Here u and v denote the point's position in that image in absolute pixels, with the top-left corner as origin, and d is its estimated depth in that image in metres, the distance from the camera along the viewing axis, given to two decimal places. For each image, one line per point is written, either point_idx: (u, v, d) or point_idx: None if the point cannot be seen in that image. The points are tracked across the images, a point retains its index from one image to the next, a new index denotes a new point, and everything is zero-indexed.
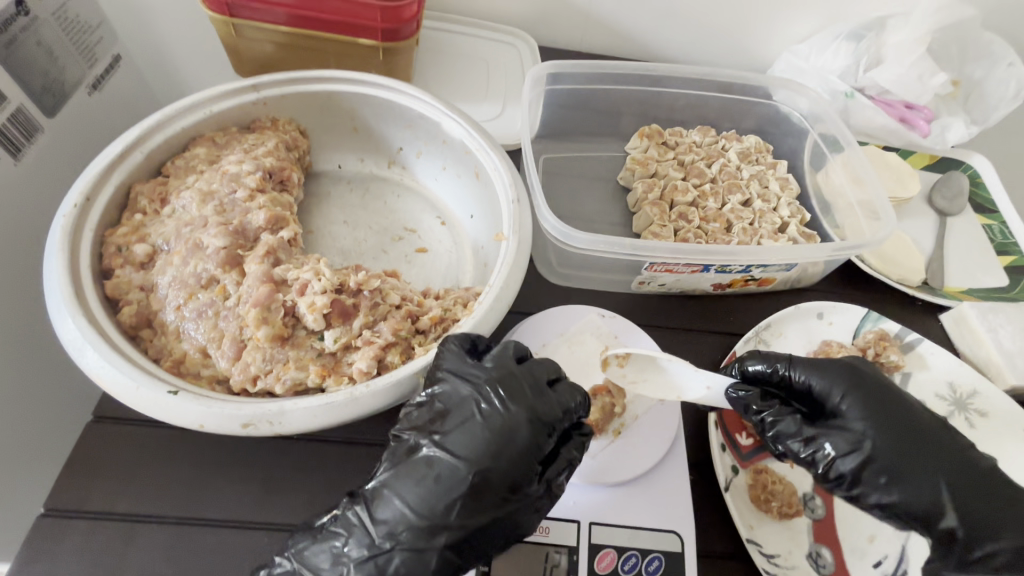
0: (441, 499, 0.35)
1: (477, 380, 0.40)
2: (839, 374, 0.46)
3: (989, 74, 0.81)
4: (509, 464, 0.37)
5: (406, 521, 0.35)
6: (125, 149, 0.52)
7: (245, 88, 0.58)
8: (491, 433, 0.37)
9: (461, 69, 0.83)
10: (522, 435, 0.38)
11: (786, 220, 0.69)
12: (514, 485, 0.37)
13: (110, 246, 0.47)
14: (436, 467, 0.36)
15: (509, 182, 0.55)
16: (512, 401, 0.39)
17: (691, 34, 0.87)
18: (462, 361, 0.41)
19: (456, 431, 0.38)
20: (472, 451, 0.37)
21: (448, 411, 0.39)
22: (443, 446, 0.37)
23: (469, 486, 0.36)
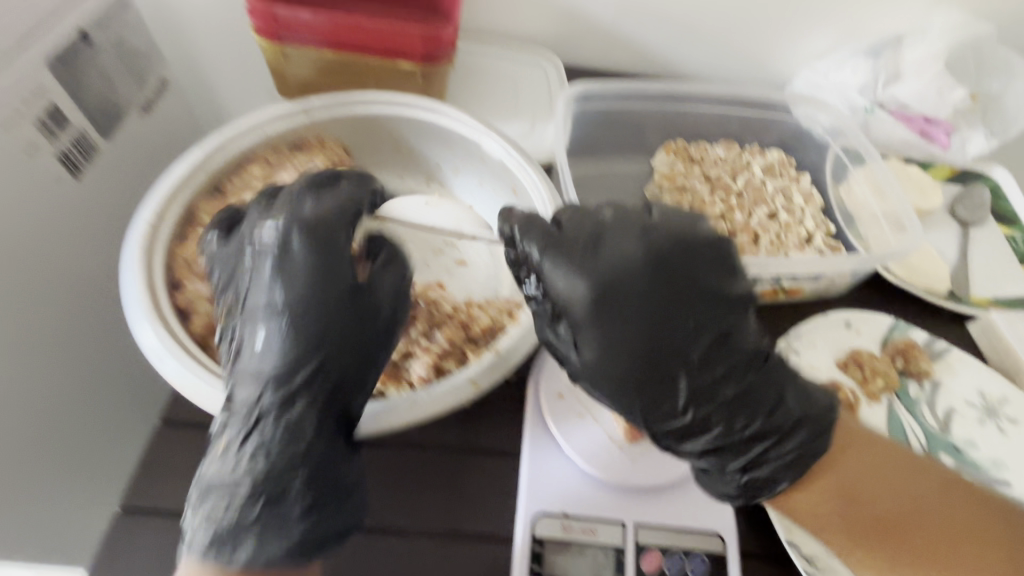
0: (288, 375, 0.42)
1: (265, 253, 0.43)
2: (568, 263, 0.41)
3: (1006, 88, 0.83)
4: (322, 315, 0.43)
5: (265, 398, 0.42)
6: (189, 170, 0.55)
7: (296, 111, 0.62)
8: (312, 298, 0.42)
9: (490, 88, 0.87)
10: (297, 273, 0.43)
11: (812, 231, 0.71)
12: (322, 317, 0.43)
13: (179, 260, 0.50)
14: (252, 334, 0.43)
15: (548, 199, 0.59)
16: (324, 273, 0.42)
17: (712, 52, 0.90)
18: (218, 243, 0.47)
19: (255, 302, 0.43)
20: (296, 319, 0.42)
21: (230, 288, 0.45)
22: (245, 319, 0.43)
23: (301, 353, 0.42)
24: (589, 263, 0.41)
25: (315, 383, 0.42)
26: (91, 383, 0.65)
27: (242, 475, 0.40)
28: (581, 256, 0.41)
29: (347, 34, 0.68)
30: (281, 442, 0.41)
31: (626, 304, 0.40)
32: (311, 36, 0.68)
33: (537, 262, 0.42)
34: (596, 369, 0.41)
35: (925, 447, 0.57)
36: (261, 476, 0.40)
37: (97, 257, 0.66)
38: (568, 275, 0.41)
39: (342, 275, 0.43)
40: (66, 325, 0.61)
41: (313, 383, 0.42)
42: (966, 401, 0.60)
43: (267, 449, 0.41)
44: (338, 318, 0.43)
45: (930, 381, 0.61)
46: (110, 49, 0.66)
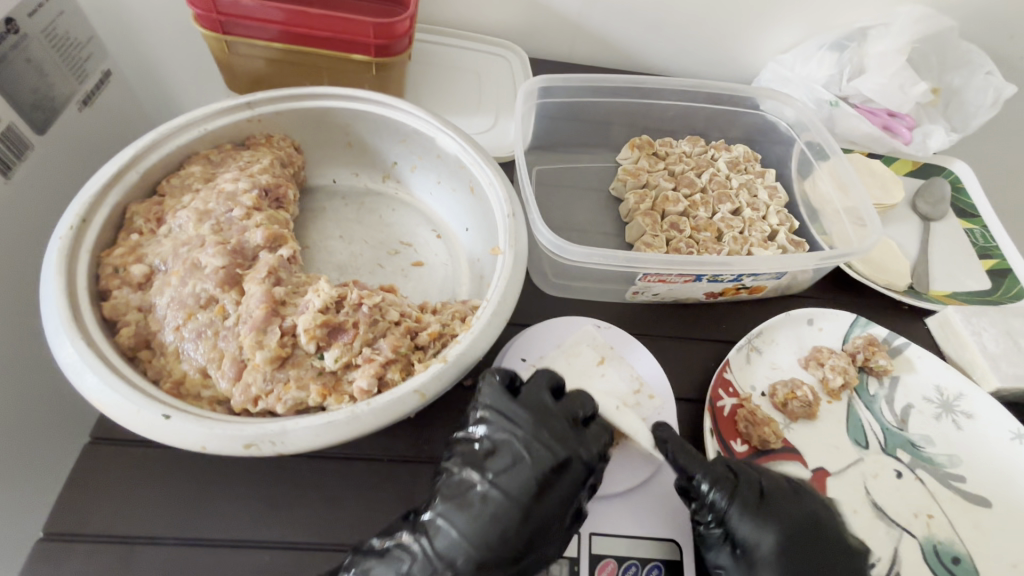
0: (497, 530, 0.39)
1: (515, 415, 0.43)
2: (765, 527, 0.43)
3: (968, 82, 0.83)
4: (558, 484, 0.42)
5: (470, 548, 0.38)
6: (121, 169, 0.52)
7: (239, 106, 0.59)
8: (534, 468, 0.41)
9: (453, 82, 0.84)
10: (545, 453, 0.42)
11: (776, 228, 0.70)
12: (559, 510, 0.41)
13: (107, 267, 0.47)
14: (490, 504, 0.39)
15: (504, 197, 0.56)
16: (558, 440, 0.43)
17: (680, 44, 0.88)
18: (501, 397, 0.44)
19: (502, 470, 0.41)
20: (543, 484, 0.41)
21: (494, 450, 0.42)
22: (496, 484, 0.40)
23: (523, 513, 0.39)
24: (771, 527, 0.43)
25: (531, 534, 0.40)
26: (36, 395, 0.62)
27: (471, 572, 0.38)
28: (769, 513, 0.44)
29: (298, 24, 0.64)
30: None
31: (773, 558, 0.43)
32: (266, 26, 0.64)
33: (730, 514, 0.44)
34: None
35: (883, 444, 0.57)
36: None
37: (30, 261, 0.62)
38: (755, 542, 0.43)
39: (558, 429, 0.43)
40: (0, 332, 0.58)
41: (546, 528, 0.41)
42: (924, 397, 0.60)
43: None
44: (573, 494, 0.43)
45: (889, 377, 0.61)
46: (42, 38, 0.62)
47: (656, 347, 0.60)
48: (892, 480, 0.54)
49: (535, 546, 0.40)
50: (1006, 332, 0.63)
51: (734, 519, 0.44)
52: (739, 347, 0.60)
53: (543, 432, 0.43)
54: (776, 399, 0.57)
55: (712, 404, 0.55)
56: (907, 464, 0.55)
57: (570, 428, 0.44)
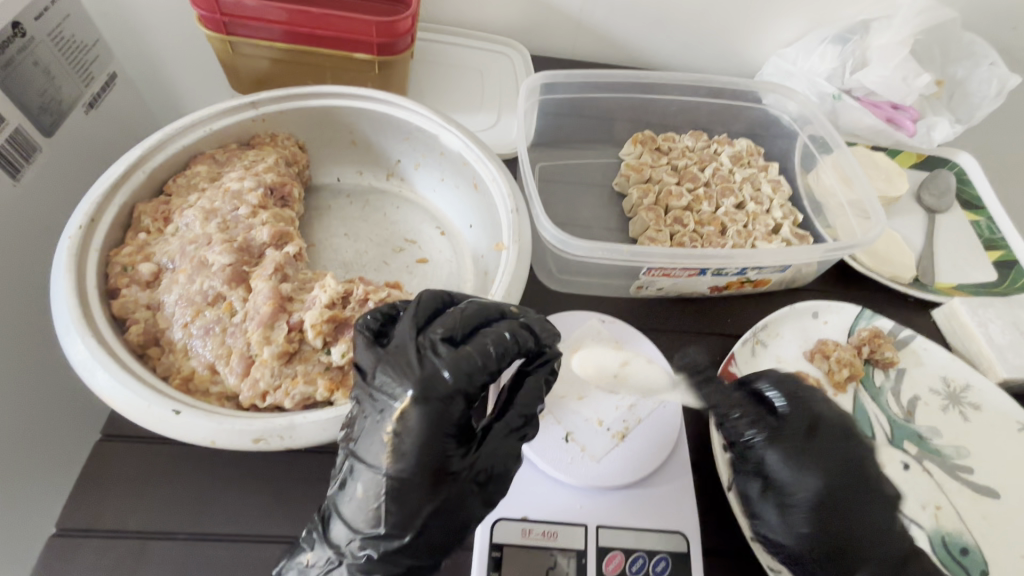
0: (372, 505, 0.36)
1: (371, 370, 0.38)
2: (820, 460, 0.46)
3: (971, 74, 0.83)
4: (434, 436, 0.35)
5: (360, 530, 0.36)
6: (127, 169, 0.52)
7: (244, 105, 0.59)
8: (399, 433, 0.35)
9: (455, 80, 0.85)
10: (411, 414, 0.35)
11: (780, 221, 0.70)
12: (440, 466, 0.36)
13: (116, 266, 0.47)
14: (357, 479, 0.36)
15: (507, 192, 0.56)
16: (411, 384, 0.36)
17: (683, 39, 0.89)
18: (361, 353, 0.39)
19: (366, 440, 0.37)
20: (413, 445, 0.35)
21: (355, 418, 0.38)
22: (356, 457, 0.37)
23: (395, 487, 0.35)
24: (811, 468, 0.46)
25: (417, 504, 0.36)
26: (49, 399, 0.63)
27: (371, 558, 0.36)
28: (823, 452, 0.46)
29: (298, 22, 0.64)
30: (393, 554, 0.36)
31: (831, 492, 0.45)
32: (269, 26, 0.65)
33: (758, 445, 0.47)
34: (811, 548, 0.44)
35: (890, 435, 0.57)
36: (393, 563, 0.36)
37: (39, 262, 0.63)
38: (795, 474, 0.45)
39: (408, 371, 0.36)
40: (12, 331, 0.59)
41: (447, 486, 0.36)
42: (931, 389, 0.60)
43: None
44: (458, 433, 0.37)
45: (895, 369, 0.61)
46: (49, 42, 0.63)
47: (661, 341, 0.60)
48: (899, 471, 0.54)
49: (434, 506, 0.36)
50: (1013, 323, 0.63)
51: (764, 451, 0.46)
52: (744, 340, 0.60)
53: (405, 383, 0.36)
54: None
55: None
56: (915, 456, 0.55)
57: (426, 360, 0.37)
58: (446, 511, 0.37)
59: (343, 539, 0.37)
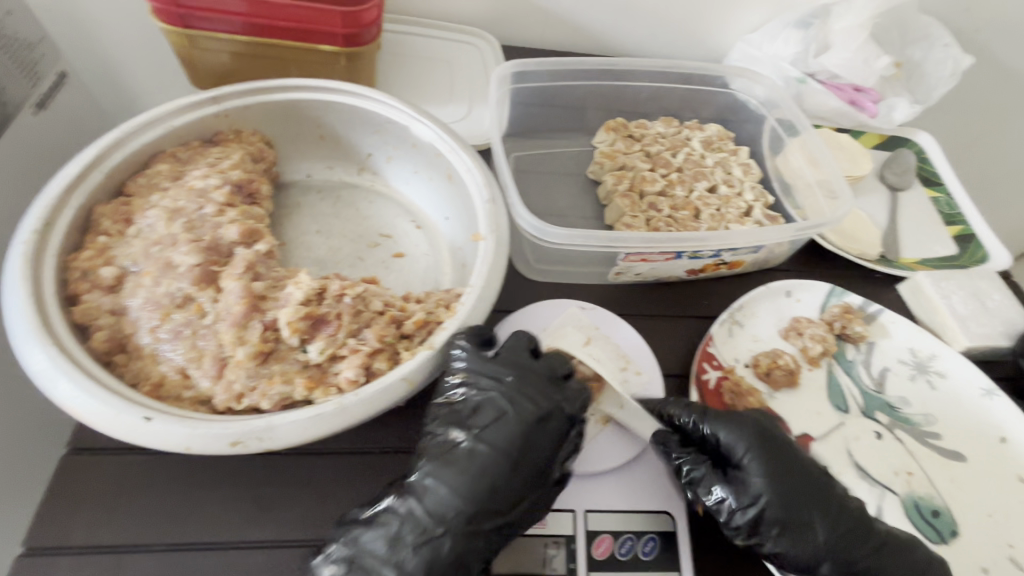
0: (488, 484, 0.40)
1: (502, 377, 0.44)
2: (744, 426, 0.46)
3: (927, 56, 0.85)
4: (555, 445, 0.43)
5: (469, 502, 0.39)
6: (83, 169, 0.50)
7: (205, 100, 0.58)
8: (527, 428, 0.42)
9: (425, 72, 0.83)
10: (550, 423, 0.43)
11: (751, 203, 0.71)
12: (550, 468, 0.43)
13: (75, 271, 0.45)
14: (477, 458, 0.41)
15: (482, 182, 0.56)
16: (543, 397, 0.44)
17: (649, 28, 0.89)
18: (483, 360, 0.44)
19: (491, 427, 0.42)
20: (539, 443, 0.42)
21: (478, 408, 0.43)
22: (483, 439, 0.41)
23: (512, 469, 0.41)
24: (740, 432, 0.45)
25: (530, 493, 0.42)
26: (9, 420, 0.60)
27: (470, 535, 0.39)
28: (739, 418, 0.46)
29: (259, 13, 0.62)
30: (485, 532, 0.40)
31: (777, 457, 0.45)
32: (228, 17, 0.62)
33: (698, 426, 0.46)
34: (772, 514, 0.42)
35: (863, 407, 0.58)
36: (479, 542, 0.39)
37: None
38: (731, 432, 0.45)
39: (541, 384, 0.44)
40: None
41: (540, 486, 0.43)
42: (899, 360, 0.62)
43: (438, 547, 0.38)
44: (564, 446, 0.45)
45: (865, 343, 0.63)
46: None
47: (641, 326, 0.61)
48: (872, 442, 0.56)
49: (532, 500, 0.42)
50: (973, 294, 0.65)
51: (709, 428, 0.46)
52: (721, 321, 0.60)
53: (544, 382, 0.44)
54: (759, 368, 0.58)
55: (697, 377, 0.56)
56: (886, 426, 0.57)
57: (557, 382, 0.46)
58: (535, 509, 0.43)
59: (448, 513, 0.39)
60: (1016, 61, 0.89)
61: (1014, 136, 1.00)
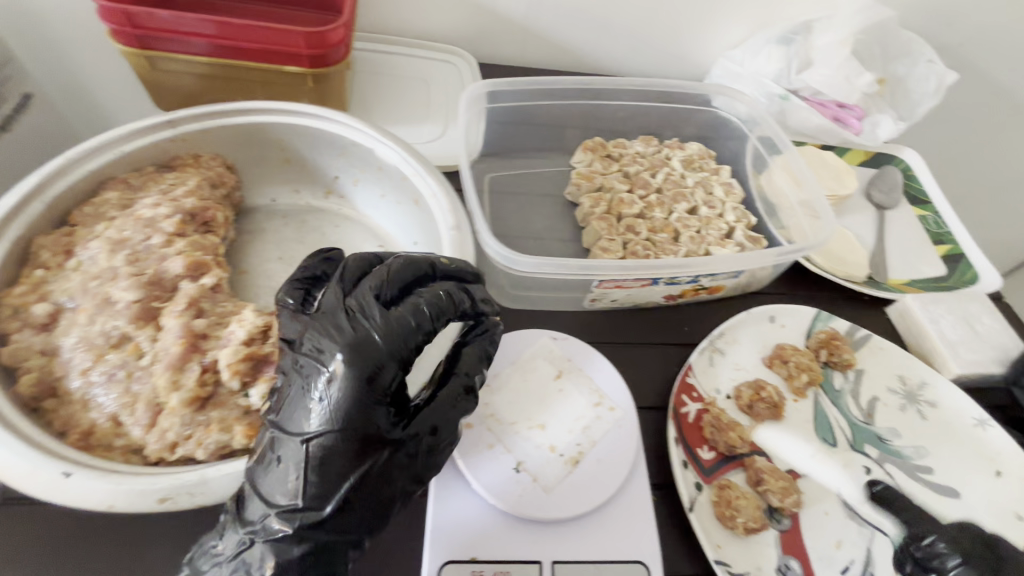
0: (295, 472, 0.33)
1: (296, 342, 0.37)
2: None
3: (911, 71, 0.84)
4: (364, 402, 0.34)
5: (277, 506, 0.33)
6: (22, 200, 0.47)
7: (161, 124, 0.55)
8: (330, 393, 0.34)
9: (400, 90, 0.81)
10: (341, 380, 0.34)
11: (733, 225, 0.69)
12: (372, 431, 0.34)
13: (5, 309, 0.42)
14: (278, 449, 0.34)
15: (448, 208, 0.53)
16: (331, 348, 0.35)
17: (629, 45, 0.89)
18: (290, 322, 0.38)
19: (291, 410, 0.35)
20: (342, 409, 0.34)
21: (283, 387, 0.36)
22: (280, 424, 0.35)
23: (322, 445, 0.33)
24: None
25: (352, 465, 0.34)
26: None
27: (296, 536, 0.33)
28: None
29: (229, 36, 0.60)
30: (317, 526, 0.34)
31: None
32: (188, 39, 0.60)
33: None
34: None
35: (851, 440, 0.55)
36: (317, 535, 0.34)
37: None
38: None
39: (334, 330, 0.35)
40: None
41: (374, 456, 0.34)
42: (888, 388, 0.59)
43: (268, 542, 0.33)
44: (391, 394, 0.36)
45: (853, 371, 0.60)
46: None
47: (619, 356, 0.58)
48: (861, 477, 0.53)
49: (369, 468, 0.34)
50: (964, 318, 0.63)
51: None
52: (700, 349, 0.58)
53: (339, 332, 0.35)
54: (741, 401, 0.56)
55: (675, 411, 0.53)
56: (876, 460, 0.54)
57: (356, 318, 0.36)
58: (380, 478, 0.35)
59: (267, 522, 0.33)
60: (1001, 76, 0.88)
61: (1004, 151, 0.98)
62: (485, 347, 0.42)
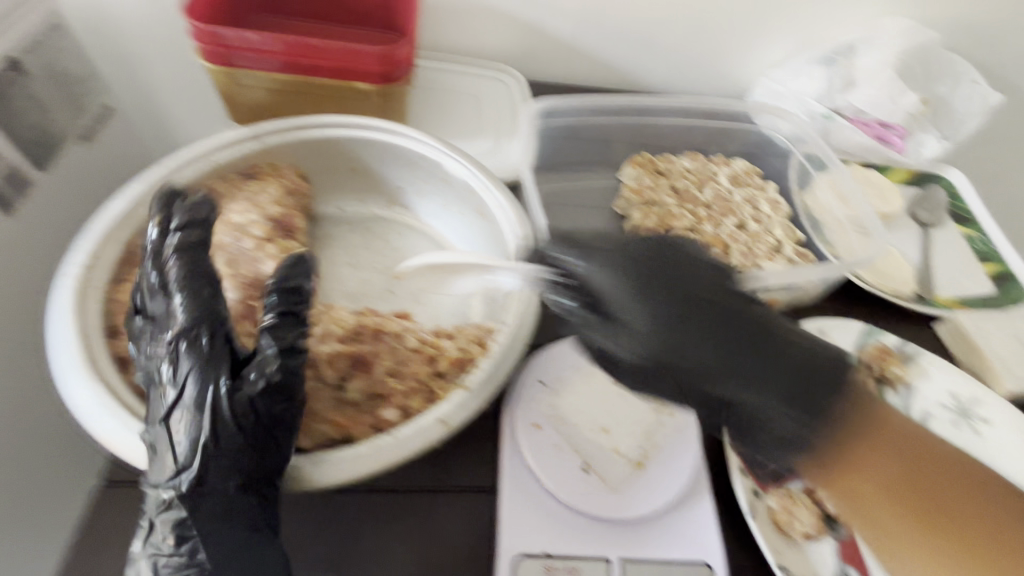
0: (164, 455, 0.37)
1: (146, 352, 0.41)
2: None
3: (954, 92, 0.85)
4: (196, 370, 0.37)
5: (159, 492, 0.37)
6: (128, 206, 0.51)
7: (246, 136, 0.60)
8: (169, 379, 0.38)
9: (453, 106, 0.85)
10: (175, 363, 0.38)
11: (781, 240, 0.71)
12: (209, 398, 0.37)
13: (119, 304, 0.47)
14: (149, 445, 0.38)
15: (515, 220, 0.57)
16: (159, 345, 0.39)
17: (673, 64, 0.92)
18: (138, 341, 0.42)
19: (151, 404, 0.39)
20: (179, 385, 0.37)
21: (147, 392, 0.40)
22: (148, 422, 0.39)
23: (176, 423, 0.37)
24: None
25: (198, 431, 0.36)
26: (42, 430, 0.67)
27: (183, 511, 0.36)
28: None
29: (296, 53, 0.65)
30: (197, 496, 0.37)
31: (625, 257, 0.47)
32: (267, 57, 0.65)
33: None
34: None
35: None
36: (202, 503, 0.37)
37: (23, 296, 0.64)
38: None
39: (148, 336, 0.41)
40: None
41: (213, 414, 0.37)
42: (939, 403, 0.60)
43: (171, 523, 0.37)
44: (215, 365, 0.38)
45: (903, 385, 0.61)
46: (43, 75, 0.68)
47: None
48: None
49: (222, 430, 0.37)
50: (1015, 336, 0.64)
51: None
52: None
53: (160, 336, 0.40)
54: None
55: None
56: None
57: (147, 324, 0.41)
58: (222, 442, 0.37)
59: (155, 519, 0.37)
60: None
61: None
62: (298, 308, 0.42)
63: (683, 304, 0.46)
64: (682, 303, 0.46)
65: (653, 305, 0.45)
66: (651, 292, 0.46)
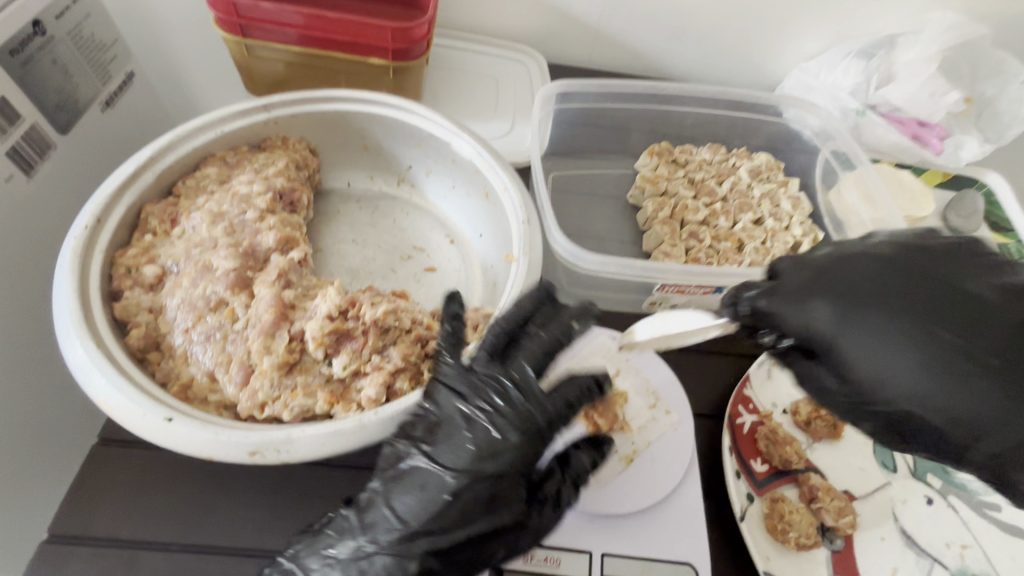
0: (428, 510, 0.37)
1: (469, 395, 0.40)
2: None
3: (1001, 92, 0.80)
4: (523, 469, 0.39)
5: (394, 529, 0.37)
6: (138, 169, 0.52)
7: (256, 108, 0.59)
8: (484, 453, 0.38)
9: (470, 88, 0.84)
10: (519, 447, 0.38)
11: (800, 239, 0.68)
12: (489, 497, 0.38)
13: (120, 267, 0.47)
14: (412, 475, 0.38)
15: (519, 203, 0.55)
16: (506, 414, 0.39)
17: (700, 52, 0.88)
18: (455, 375, 0.41)
19: (445, 445, 0.39)
20: (487, 468, 0.38)
21: (438, 424, 0.40)
22: (432, 458, 0.38)
23: (452, 496, 0.37)
24: None
25: (468, 521, 0.37)
26: (54, 387, 0.69)
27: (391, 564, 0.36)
28: None
29: (311, 27, 0.64)
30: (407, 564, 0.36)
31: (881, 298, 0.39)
32: (284, 30, 0.64)
33: None
34: None
35: (912, 467, 0.54)
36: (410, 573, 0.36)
37: (40, 255, 0.65)
38: None
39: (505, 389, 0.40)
40: None
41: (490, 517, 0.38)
42: None
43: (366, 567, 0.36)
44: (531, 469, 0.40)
45: None
46: (68, 40, 0.66)
47: (676, 359, 0.58)
48: (922, 506, 0.52)
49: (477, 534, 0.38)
50: None
51: None
52: (760, 361, 0.57)
53: (509, 437, 0.38)
54: (798, 417, 0.55)
55: (731, 421, 0.53)
56: (939, 490, 0.53)
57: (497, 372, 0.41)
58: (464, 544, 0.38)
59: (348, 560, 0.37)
60: None
61: None
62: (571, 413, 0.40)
63: (910, 320, 0.39)
64: (928, 340, 0.38)
65: (905, 333, 0.38)
66: (925, 338, 0.38)
